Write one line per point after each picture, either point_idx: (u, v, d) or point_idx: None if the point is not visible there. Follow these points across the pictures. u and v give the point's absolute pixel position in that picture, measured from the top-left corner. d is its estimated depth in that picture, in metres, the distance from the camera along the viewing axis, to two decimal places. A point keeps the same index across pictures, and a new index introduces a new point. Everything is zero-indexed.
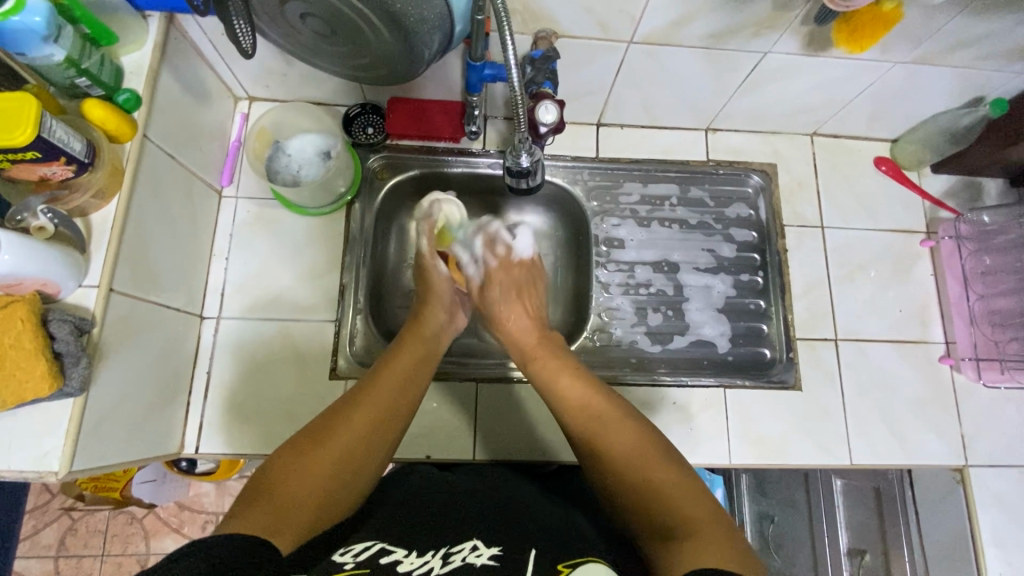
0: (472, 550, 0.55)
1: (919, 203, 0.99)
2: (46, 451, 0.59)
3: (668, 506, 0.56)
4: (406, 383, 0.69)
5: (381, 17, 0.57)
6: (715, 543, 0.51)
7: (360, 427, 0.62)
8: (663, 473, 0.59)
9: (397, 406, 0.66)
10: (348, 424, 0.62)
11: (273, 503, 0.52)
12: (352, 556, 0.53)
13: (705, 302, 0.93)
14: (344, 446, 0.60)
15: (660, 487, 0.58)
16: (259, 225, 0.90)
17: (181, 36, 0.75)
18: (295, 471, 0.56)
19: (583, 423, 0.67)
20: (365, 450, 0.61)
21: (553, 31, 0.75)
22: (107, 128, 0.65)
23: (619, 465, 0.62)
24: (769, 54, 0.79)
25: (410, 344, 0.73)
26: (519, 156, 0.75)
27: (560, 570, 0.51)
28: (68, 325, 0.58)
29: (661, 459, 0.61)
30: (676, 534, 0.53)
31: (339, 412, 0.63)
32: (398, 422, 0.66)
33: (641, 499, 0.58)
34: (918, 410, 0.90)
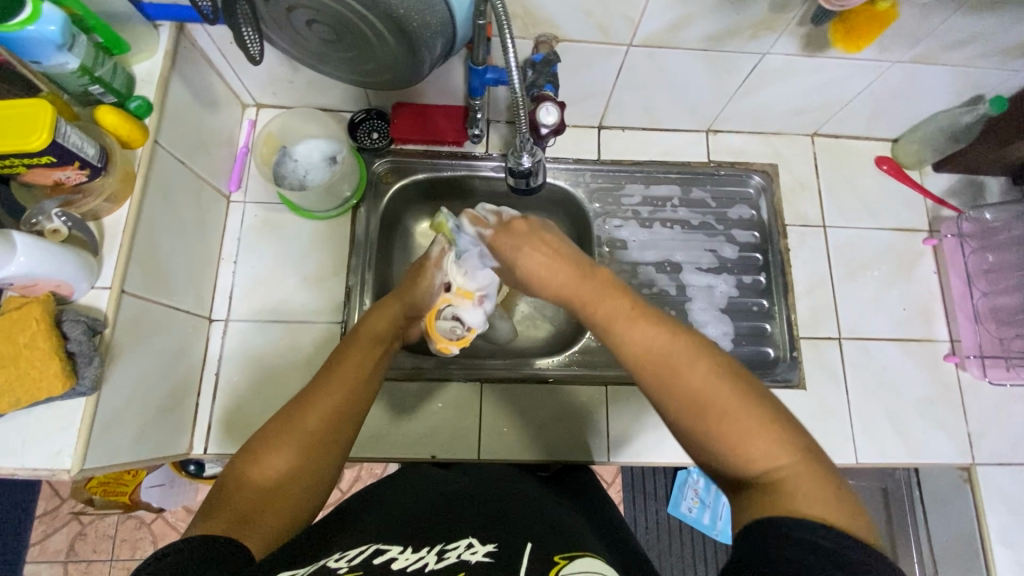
0: (467, 547, 0.53)
1: (921, 202, 0.99)
2: (58, 448, 0.60)
3: (748, 445, 0.47)
4: (365, 373, 0.65)
5: (385, 23, 0.59)
6: (825, 505, 0.43)
7: (318, 427, 0.59)
8: (745, 410, 0.49)
9: (352, 401, 0.62)
10: (301, 426, 0.58)
11: (236, 507, 0.52)
12: (346, 560, 0.49)
13: (708, 302, 0.93)
14: (304, 449, 0.58)
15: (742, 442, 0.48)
16: (267, 230, 0.92)
17: (190, 45, 0.77)
18: (259, 475, 0.55)
19: (648, 370, 0.53)
20: (323, 450, 0.59)
21: (554, 35, 0.76)
22: (119, 134, 0.67)
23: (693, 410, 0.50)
24: (768, 55, 0.80)
25: (366, 337, 0.69)
26: (520, 157, 0.75)
27: (556, 563, 0.51)
28: (81, 325, 0.60)
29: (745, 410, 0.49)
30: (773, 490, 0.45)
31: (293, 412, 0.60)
32: (355, 417, 0.62)
33: (721, 446, 0.49)
34: (923, 409, 0.89)
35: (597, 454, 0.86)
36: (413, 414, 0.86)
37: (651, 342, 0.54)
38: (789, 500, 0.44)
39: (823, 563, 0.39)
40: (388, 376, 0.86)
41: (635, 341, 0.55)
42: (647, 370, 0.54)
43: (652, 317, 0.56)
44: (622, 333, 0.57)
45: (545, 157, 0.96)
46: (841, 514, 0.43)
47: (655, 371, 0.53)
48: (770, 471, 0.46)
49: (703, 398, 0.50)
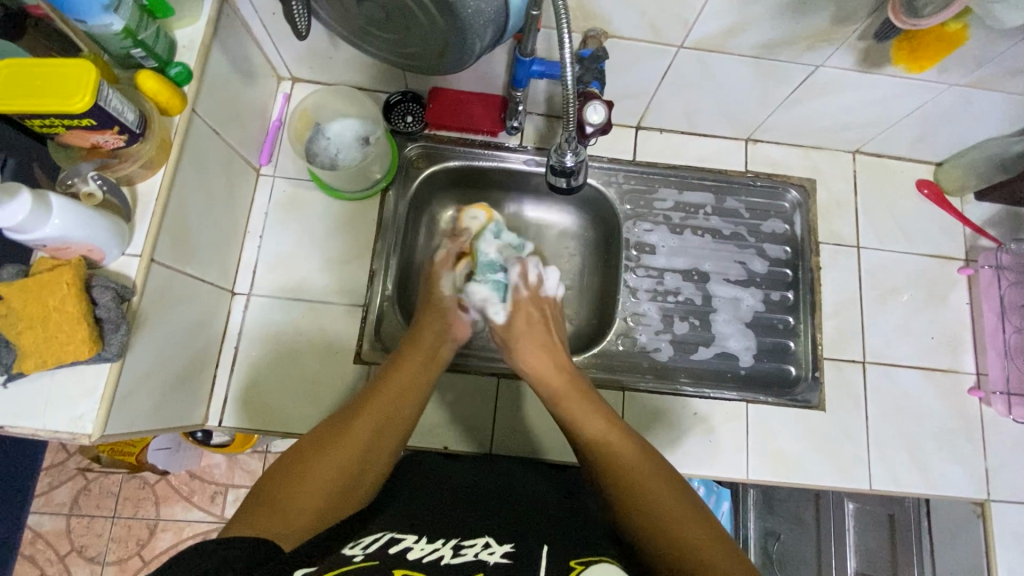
0: (484, 547, 0.56)
1: (959, 229, 0.97)
2: (80, 413, 0.60)
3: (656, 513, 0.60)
4: (406, 392, 0.70)
5: (439, 6, 0.57)
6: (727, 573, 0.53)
7: (364, 438, 0.63)
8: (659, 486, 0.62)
9: (394, 416, 0.67)
10: (350, 433, 0.63)
11: (277, 501, 0.54)
12: (361, 548, 0.54)
13: (733, 314, 0.92)
14: (348, 454, 0.61)
15: (691, 542, 0.57)
16: (294, 206, 0.91)
17: (233, 13, 0.76)
18: (304, 477, 0.57)
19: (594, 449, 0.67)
20: (366, 460, 0.62)
21: (603, 30, 0.74)
22: (158, 100, 0.66)
23: (649, 503, 0.61)
24: (821, 68, 0.78)
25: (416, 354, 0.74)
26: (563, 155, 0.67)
27: (572, 567, 0.54)
28: (110, 292, 0.60)
29: (692, 515, 0.60)
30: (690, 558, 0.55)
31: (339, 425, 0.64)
32: (396, 434, 0.67)
33: (668, 542, 0.57)
34: (942, 440, 0.88)
35: None
36: (428, 403, 0.85)
37: (613, 436, 0.68)
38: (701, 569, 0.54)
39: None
40: None
41: (603, 437, 0.68)
42: (609, 465, 0.66)
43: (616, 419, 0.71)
44: (591, 426, 0.69)
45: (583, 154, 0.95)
46: None
47: (615, 461, 0.66)
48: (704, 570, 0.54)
49: (658, 493, 0.62)
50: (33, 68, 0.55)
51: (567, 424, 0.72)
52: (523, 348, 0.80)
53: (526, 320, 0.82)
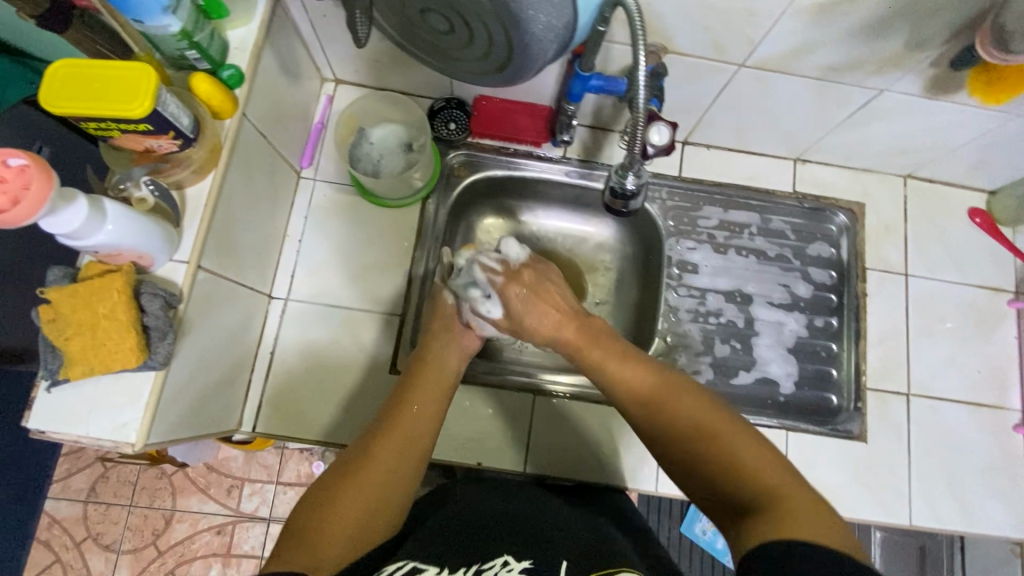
0: (503, 565, 0.54)
1: (1010, 261, 0.94)
2: (124, 421, 0.59)
3: (717, 466, 0.56)
4: (430, 405, 0.66)
5: (507, 21, 0.55)
6: (804, 515, 0.49)
7: (388, 462, 0.60)
8: (722, 432, 0.57)
9: (419, 434, 0.63)
10: (372, 455, 0.59)
11: (309, 537, 0.53)
12: None
13: (776, 339, 0.90)
14: (371, 483, 0.57)
15: (736, 459, 0.55)
16: (333, 211, 0.89)
17: (284, 13, 0.75)
18: (329, 504, 0.56)
19: (639, 405, 0.63)
20: (392, 479, 0.59)
21: (664, 46, 0.72)
22: (211, 104, 0.64)
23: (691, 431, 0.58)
24: (885, 92, 0.76)
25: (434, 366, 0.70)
26: (625, 176, 0.63)
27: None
28: (158, 300, 0.59)
29: (735, 430, 0.57)
30: (760, 506, 0.52)
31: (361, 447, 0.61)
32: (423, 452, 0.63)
33: (715, 468, 0.56)
34: (986, 478, 0.86)
35: (644, 482, 0.84)
36: (463, 418, 0.84)
37: (638, 374, 0.64)
38: (773, 517, 0.50)
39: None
40: None
41: (625, 375, 0.65)
42: (642, 404, 0.63)
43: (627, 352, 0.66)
44: (608, 369, 0.66)
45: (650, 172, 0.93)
46: (825, 520, 0.49)
47: (649, 400, 0.62)
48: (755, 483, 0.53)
49: (695, 419, 0.59)
50: (93, 70, 0.54)
51: (590, 371, 0.68)
52: (532, 314, 0.72)
53: (518, 288, 0.73)
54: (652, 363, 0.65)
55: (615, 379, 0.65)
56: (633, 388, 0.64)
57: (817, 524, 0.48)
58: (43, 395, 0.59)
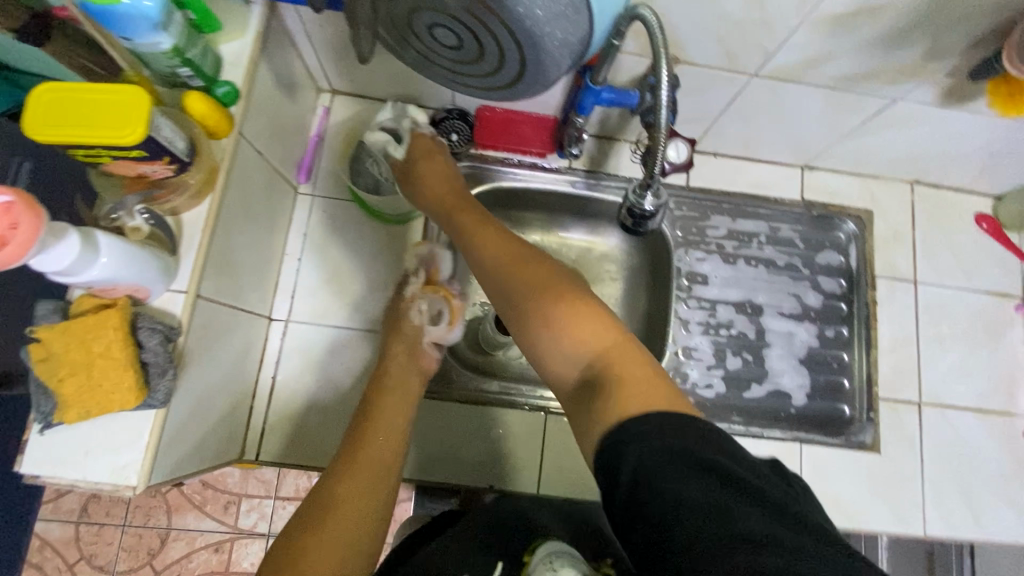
0: None
1: (1017, 266, 0.94)
2: (123, 463, 0.56)
3: (568, 341, 0.55)
4: (393, 440, 0.64)
5: (521, 37, 0.53)
6: (636, 381, 0.49)
7: (355, 513, 0.57)
8: (567, 308, 0.55)
9: (386, 469, 0.62)
10: (340, 500, 0.57)
11: None
12: None
13: (787, 350, 0.89)
14: (343, 529, 0.55)
15: (572, 332, 0.54)
16: (334, 227, 0.86)
17: (279, 25, 0.71)
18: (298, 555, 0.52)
19: (502, 284, 0.60)
20: (364, 524, 0.57)
21: (675, 56, 0.70)
22: (206, 124, 0.61)
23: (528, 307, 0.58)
24: (899, 101, 0.74)
25: (395, 393, 0.69)
26: (644, 196, 0.61)
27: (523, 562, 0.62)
28: (157, 334, 0.56)
29: (572, 297, 0.56)
30: (597, 374, 0.52)
31: (325, 491, 0.58)
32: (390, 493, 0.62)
33: (555, 336, 0.55)
34: (998, 486, 0.86)
35: None
36: (474, 438, 0.82)
37: (507, 253, 0.62)
38: (612, 384, 0.50)
39: (707, 479, 0.42)
40: (450, 398, 0.83)
41: (492, 255, 0.63)
42: (496, 281, 0.61)
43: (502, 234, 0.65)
44: (479, 245, 0.65)
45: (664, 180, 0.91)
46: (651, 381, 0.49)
47: (505, 273, 0.61)
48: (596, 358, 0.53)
49: (538, 284, 0.58)
50: (81, 94, 0.50)
51: (470, 254, 0.66)
52: (427, 188, 0.75)
53: (421, 182, 0.76)
54: (520, 243, 0.64)
55: (482, 259, 0.64)
56: (499, 266, 0.62)
57: (639, 386, 0.49)
58: (35, 437, 0.56)
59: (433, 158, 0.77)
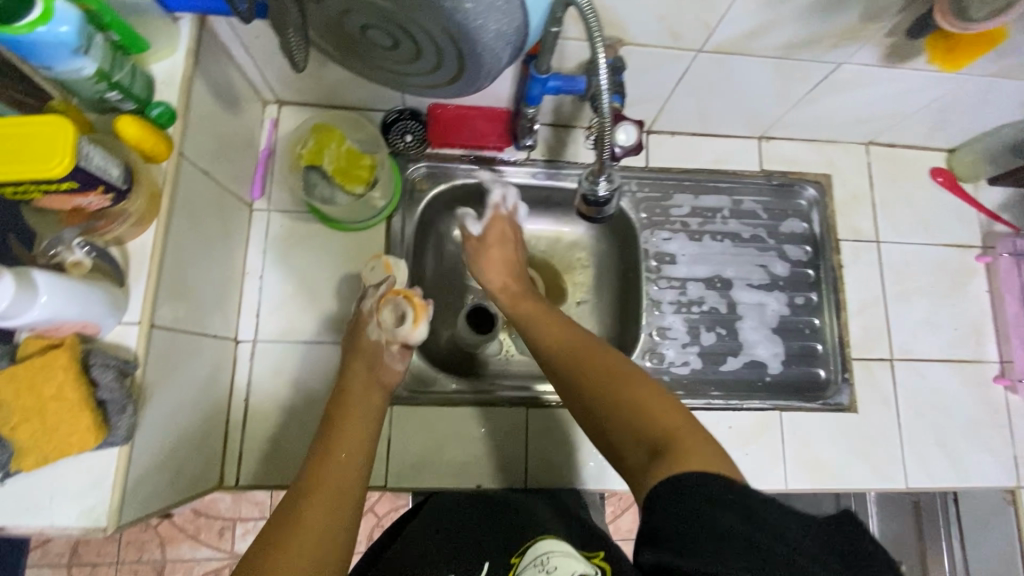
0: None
1: (974, 216, 0.96)
2: (91, 505, 0.55)
3: (630, 423, 0.55)
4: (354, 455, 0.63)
5: (455, 32, 0.52)
6: (696, 453, 0.48)
7: (319, 527, 0.54)
8: (635, 390, 0.57)
9: (351, 485, 0.60)
10: (304, 517, 0.55)
11: None
12: None
13: (760, 320, 0.90)
14: (308, 544, 0.53)
15: (638, 402, 0.55)
16: (294, 241, 0.84)
17: (212, 38, 0.69)
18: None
19: (568, 364, 0.64)
20: (328, 539, 0.54)
21: (620, 38, 0.70)
22: (142, 148, 0.59)
23: (598, 378, 0.60)
24: (844, 65, 0.75)
25: (355, 411, 0.68)
26: (597, 181, 0.60)
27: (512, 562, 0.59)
28: (112, 370, 0.54)
29: (639, 380, 0.58)
30: (662, 447, 0.51)
31: (289, 509, 0.56)
32: (354, 510, 0.59)
33: (623, 411, 0.56)
34: (973, 432, 0.88)
35: None
36: (456, 441, 0.81)
37: (564, 335, 0.68)
38: (671, 457, 0.49)
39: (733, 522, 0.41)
40: (429, 403, 0.82)
41: (549, 335, 0.69)
42: (560, 361, 0.65)
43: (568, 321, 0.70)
44: (538, 328, 0.71)
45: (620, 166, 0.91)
46: (708, 452, 0.49)
47: (569, 355, 0.65)
48: (662, 429, 0.52)
49: (607, 364, 0.61)
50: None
51: (527, 335, 0.71)
52: (489, 265, 0.81)
53: (495, 249, 0.83)
54: (577, 328, 0.69)
55: (545, 339, 0.69)
56: (557, 341, 0.67)
57: (701, 458, 0.48)
58: None
59: (504, 236, 0.84)
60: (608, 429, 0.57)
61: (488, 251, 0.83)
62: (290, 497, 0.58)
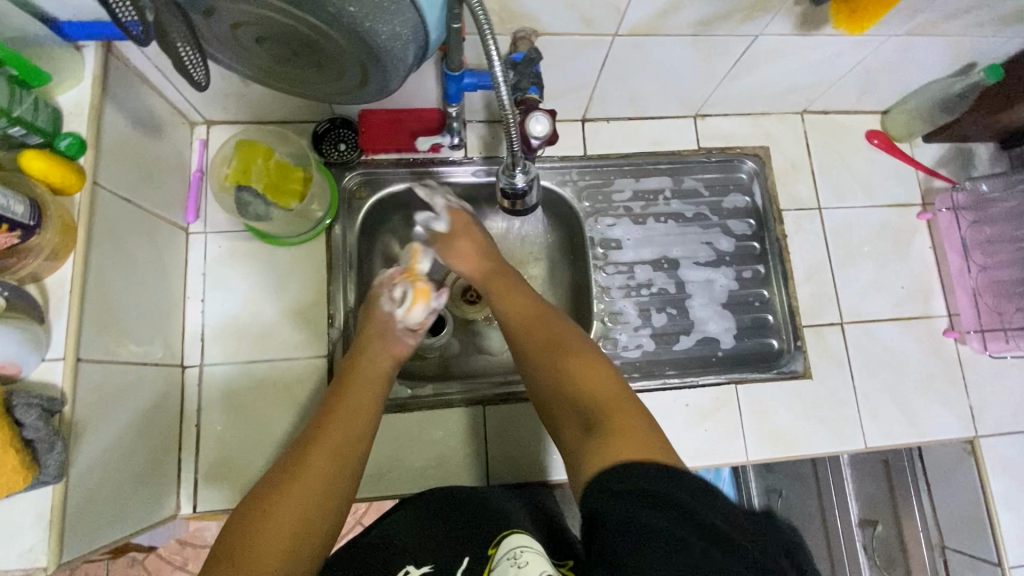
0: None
1: (913, 175, 0.97)
2: (29, 545, 0.54)
3: (583, 396, 0.61)
4: (358, 423, 0.64)
5: (348, 37, 0.52)
6: (634, 437, 0.53)
7: (319, 478, 0.57)
8: (584, 371, 0.62)
9: (354, 438, 0.63)
10: (305, 466, 0.58)
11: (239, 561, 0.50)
12: None
13: (709, 297, 0.91)
14: (308, 492, 0.56)
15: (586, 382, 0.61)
16: (234, 261, 0.84)
17: (121, 64, 0.68)
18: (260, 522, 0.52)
19: (532, 336, 0.68)
20: (328, 492, 0.57)
21: (533, 29, 0.70)
22: (51, 181, 0.58)
23: (552, 358, 0.65)
24: (760, 37, 0.75)
25: (364, 367, 0.71)
26: (513, 175, 0.60)
27: (489, 554, 0.58)
28: (35, 409, 0.53)
29: (591, 360, 0.63)
30: (601, 422, 0.57)
31: (294, 459, 0.59)
32: (351, 481, 0.60)
33: (571, 389, 0.62)
34: (927, 386, 0.89)
35: None
36: (415, 445, 0.81)
37: (531, 310, 0.70)
38: (611, 433, 0.55)
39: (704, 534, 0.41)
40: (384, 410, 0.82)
41: (516, 309, 0.71)
42: (523, 331, 0.69)
43: (526, 291, 0.73)
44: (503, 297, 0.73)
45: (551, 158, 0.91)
46: (645, 437, 0.54)
47: (532, 326, 0.69)
48: (602, 410, 0.58)
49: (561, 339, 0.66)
50: None
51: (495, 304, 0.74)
52: (459, 249, 0.79)
53: (448, 240, 0.80)
54: (544, 305, 0.72)
55: (510, 317, 0.71)
56: (522, 318, 0.70)
57: (635, 439, 0.53)
58: None
59: (469, 224, 0.81)
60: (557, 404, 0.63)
61: (458, 235, 0.80)
62: (296, 447, 0.61)
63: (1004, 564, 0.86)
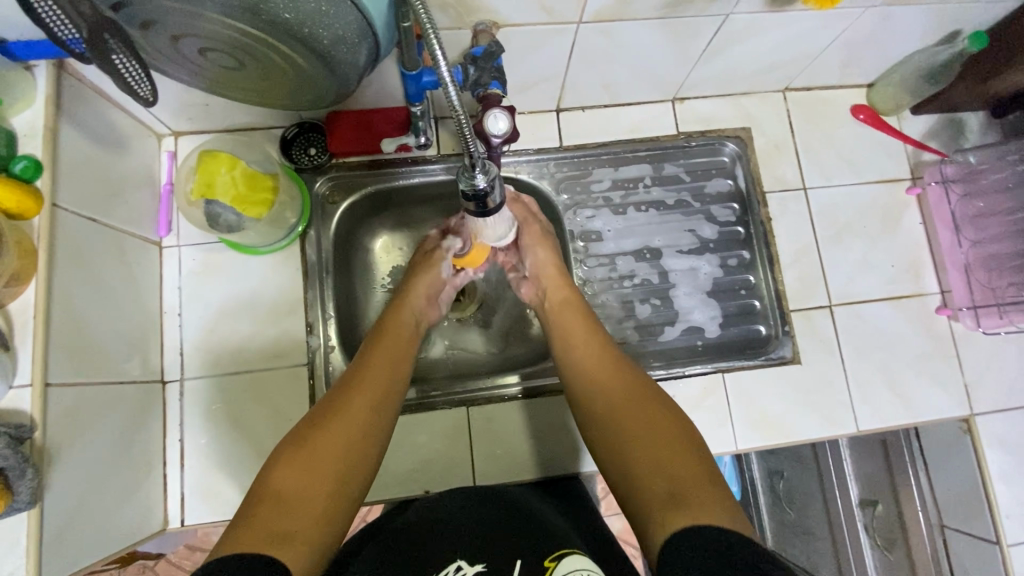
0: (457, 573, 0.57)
1: (901, 149, 0.94)
2: (8, 572, 0.54)
3: (649, 443, 0.57)
4: (392, 375, 0.66)
5: (291, 43, 0.50)
6: (705, 497, 0.50)
7: (356, 424, 0.60)
8: (659, 418, 0.59)
9: (387, 388, 0.65)
10: (349, 409, 0.60)
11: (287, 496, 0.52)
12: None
13: (693, 285, 0.90)
14: (346, 435, 0.58)
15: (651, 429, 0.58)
16: (209, 273, 0.83)
17: (77, 81, 0.67)
18: (305, 462, 0.55)
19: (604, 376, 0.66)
20: (366, 437, 0.60)
21: (493, 22, 0.68)
22: (6, 207, 0.57)
23: (622, 401, 0.62)
24: (732, 16, 0.73)
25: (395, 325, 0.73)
26: (474, 176, 0.58)
27: (546, 566, 0.56)
28: (2, 438, 0.52)
29: (659, 406, 0.61)
30: (670, 472, 0.54)
31: (336, 401, 0.61)
32: (383, 429, 0.62)
33: (635, 432, 0.59)
34: (920, 365, 0.88)
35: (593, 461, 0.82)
36: (399, 450, 0.81)
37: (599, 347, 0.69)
38: (680, 493, 0.51)
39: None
40: None
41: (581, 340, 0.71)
42: (588, 367, 0.68)
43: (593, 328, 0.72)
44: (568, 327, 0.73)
45: (527, 151, 0.89)
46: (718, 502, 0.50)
47: (598, 366, 0.67)
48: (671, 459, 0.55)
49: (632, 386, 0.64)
50: None
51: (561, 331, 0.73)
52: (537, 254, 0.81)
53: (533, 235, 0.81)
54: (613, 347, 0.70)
55: (575, 358, 0.70)
56: (589, 354, 0.69)
57: (701, 495, 0.50)
58: None
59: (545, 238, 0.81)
60: (619, 444, 0.59)
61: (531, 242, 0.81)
62: (338, 388, 0.63)
63: (1002, 541, 0.84)
